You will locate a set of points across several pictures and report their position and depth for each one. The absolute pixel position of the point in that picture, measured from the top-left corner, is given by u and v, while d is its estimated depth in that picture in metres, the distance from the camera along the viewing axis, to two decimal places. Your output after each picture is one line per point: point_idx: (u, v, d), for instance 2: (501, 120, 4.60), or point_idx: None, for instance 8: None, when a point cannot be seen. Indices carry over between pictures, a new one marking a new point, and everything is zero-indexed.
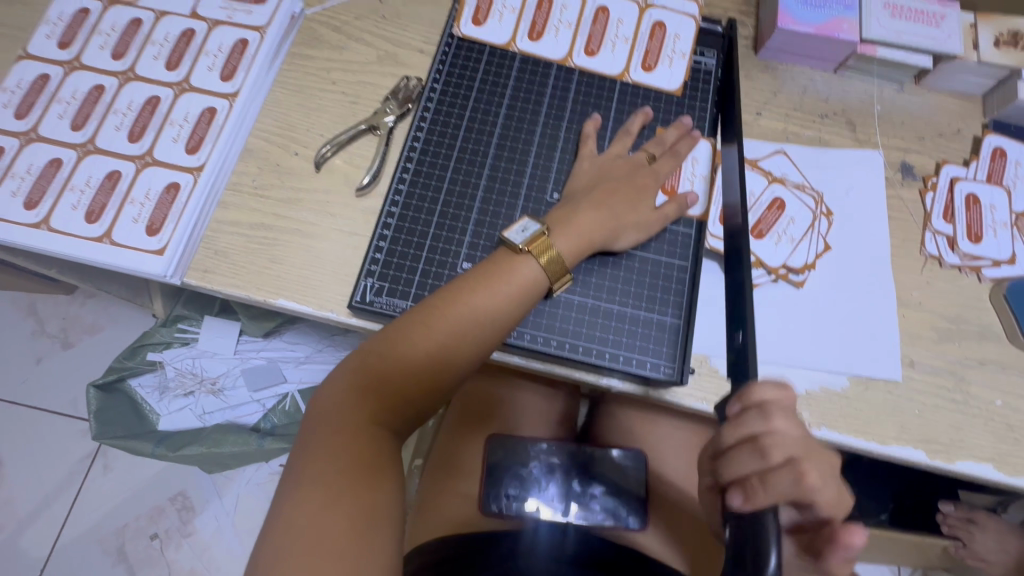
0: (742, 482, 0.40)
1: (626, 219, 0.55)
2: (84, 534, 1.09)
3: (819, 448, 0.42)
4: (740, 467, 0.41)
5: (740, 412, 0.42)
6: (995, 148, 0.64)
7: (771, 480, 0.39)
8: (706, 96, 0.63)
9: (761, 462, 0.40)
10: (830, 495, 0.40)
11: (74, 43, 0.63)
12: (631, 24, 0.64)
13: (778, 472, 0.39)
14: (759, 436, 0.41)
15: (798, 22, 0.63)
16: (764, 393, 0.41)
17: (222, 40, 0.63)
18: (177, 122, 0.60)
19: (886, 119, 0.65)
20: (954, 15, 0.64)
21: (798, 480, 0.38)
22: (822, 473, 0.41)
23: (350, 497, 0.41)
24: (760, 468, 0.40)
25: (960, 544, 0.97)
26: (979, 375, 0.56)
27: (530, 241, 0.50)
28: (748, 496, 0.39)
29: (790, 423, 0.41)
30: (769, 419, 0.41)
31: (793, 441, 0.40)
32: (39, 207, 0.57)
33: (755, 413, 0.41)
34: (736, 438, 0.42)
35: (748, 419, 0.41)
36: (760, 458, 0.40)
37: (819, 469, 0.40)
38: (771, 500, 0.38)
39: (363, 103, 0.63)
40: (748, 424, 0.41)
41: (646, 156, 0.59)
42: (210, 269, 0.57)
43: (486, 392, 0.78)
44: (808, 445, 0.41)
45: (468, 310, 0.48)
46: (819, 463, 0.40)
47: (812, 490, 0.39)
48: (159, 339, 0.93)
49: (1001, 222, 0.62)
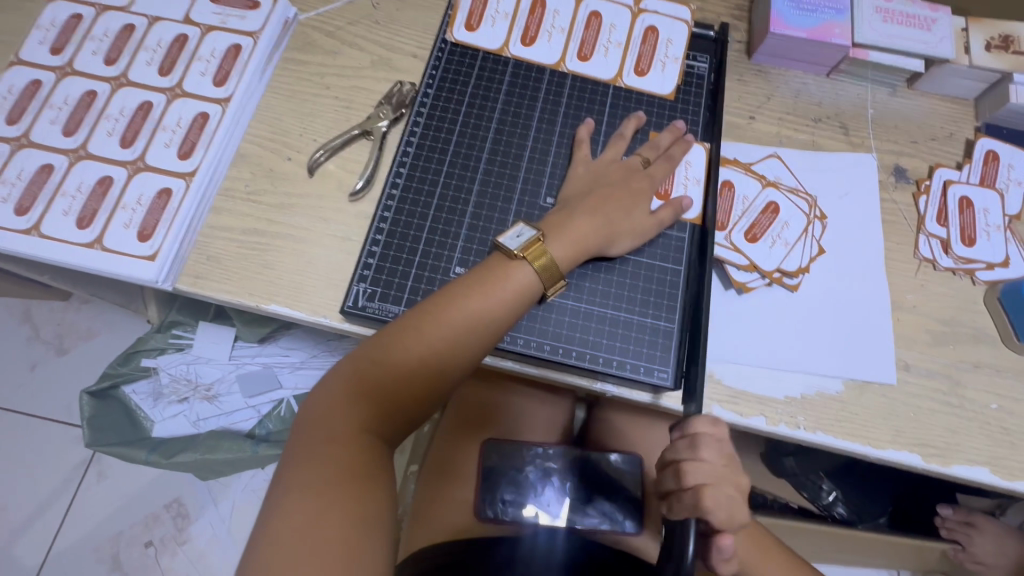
0: (671, 496, 0.49)
1: (623, 224, 0.55)
2: (78, 542, 1.08)
3: (737, 475, 0.49)
4: (670, 486, 0.48)
5: (681, 437, 0.48)
6: (988, 151, 0.64)
7: (684, 497, 0.47)
8: (699, 100, 0.63)
9: (680, 483, 0.47)
10: (729, 516, 0.47)
11: (66, 48, 0.63)
12: (624, 28, 0.65)
13: (692, 494, 0.46)
14: (683, 462, 0.47)
15: (791, 27, 0.63)
16: (696, 425, 0.47)
17: (215, 45, 0.63)
18: (170, 128, 0.60)
19: (879, 123, 0.65)
20: (946, 19, 0.64)
21: (703, 500, 0.46)
22: (735, 495, 0.48)
23: (344, 505, 0.41)
24: (680, 486, 0.47)
25: (958, 547, 0.97)
26: (974, 379, 0.56)
27: (525, 247, 0.50)
28: (670, 508, 0.48)
29: (714, 453, 0.47)
30: (697, 450, 0.47)
31: (713, 467, 0.47)
32: (30, 213, 0.56)
33: (685, 442, 0.48)
34: (670, 460, 0.49)
35: (679, 448, 0.48)
36: (678, 479, 0.47)
37: (722, 497, 0.47)
38: (684, 514, 0.46)
39: (356, 108, 0.63)
40: (677, 449, 0.48)
41: (640, 160, 0.59)
42: (203, 274, 0.56)
43: (482, 396, 0.77)
44: (726, 472, 0.48)
45: (463, 314, 0.47)
46: (724, 491, 0.47)
47: (717, 508, 0.46)
48: (153, 345, 0.93)
49: (995, 225, 0.62)
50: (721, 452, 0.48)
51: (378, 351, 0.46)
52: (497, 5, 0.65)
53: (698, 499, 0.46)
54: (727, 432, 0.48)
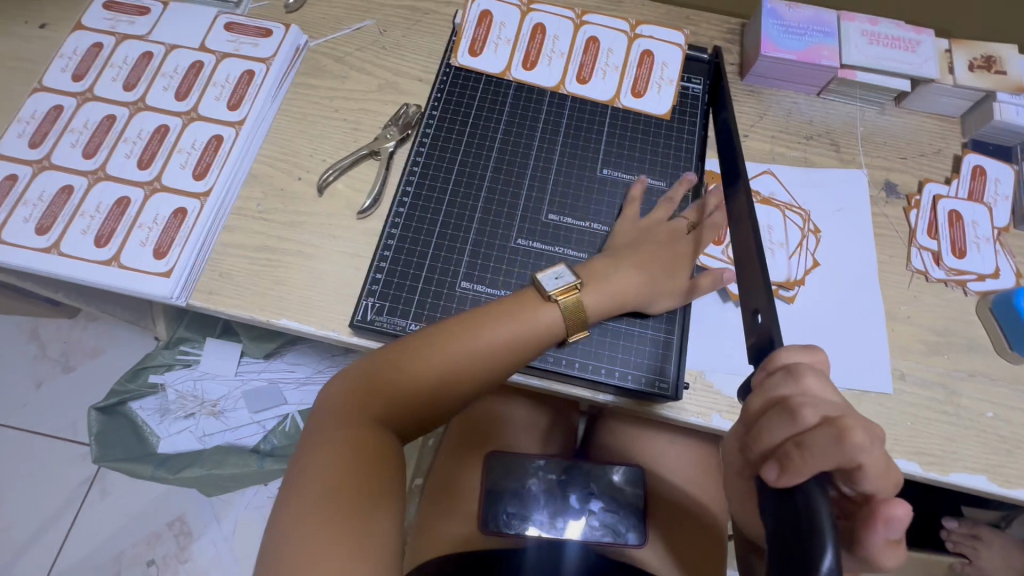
0: (780, 452, 0.34)
1: (654, 287, 0.55)
2: (81, 561, 1.08)
3: (866, 421, 0.35)
4: (772, 434, 0.35)
5: (766, 379, 0.38)
6: (975, 167, 0.66)
7: (809, 443, 0.33)
8: (695, 119, 0.65)
9: (795, 425, 0.35)
10: (885, 461, 0.33)
11: (87, 75, 0.66)
12: (621, 52, 0.67)
13: (812, 432, 0.33)
14: (790, 398, 0.36)
15: (781, 49, 0.66)
16: (789, 356, 0.39)
17: (229, 72, 0.66)
18: (185, 150, 0.62)
19: (869, 140, 0.68)
20: (930, 41, 0.67)
21: (845, 439, 0.32)
22: (879, 441, 0.34)
23: (356, 490, 0.44)
24: (795, 431, 0.34)
25: (966, 561, 0.98)
26: (969, 387, 0.57)
27: (561, 294, 0.52)
28: (785, 466, 0.33)
29: (825, 384, 0.36)
30: (800, 379, 0.36)
31: (827, 401, 0.35)
32: (50, 231, 0.58)
33: (782, 375, 0.37)
34: (764, 403, 0.37)
35: (776, 382, 0.37)
36: (792, 420, 0.35)
37: (869, 432, 0.33)
38: (815, 468, 0.32)
39: (363, 130, 0.65)
40: (775, 387, 0.37)
41: (686, 224, 0.60)
42: (215, 290, 0.58)
43: (485, 411, 0.79)
44: (848, 411, 0.35)
45: (489, 334, 0.50)
46: (865, 424, 0.34)
47: (862, 450, 0.32)
48: (161, 361, 0.94)
49: (984, 237, 0.63)
50: (831, 384, 0.37)
51: (406, 352, 0.49)
52: (499, 31, 0.68)
53: (822, 440, 0.32)
54: (826, 369, 0.38)
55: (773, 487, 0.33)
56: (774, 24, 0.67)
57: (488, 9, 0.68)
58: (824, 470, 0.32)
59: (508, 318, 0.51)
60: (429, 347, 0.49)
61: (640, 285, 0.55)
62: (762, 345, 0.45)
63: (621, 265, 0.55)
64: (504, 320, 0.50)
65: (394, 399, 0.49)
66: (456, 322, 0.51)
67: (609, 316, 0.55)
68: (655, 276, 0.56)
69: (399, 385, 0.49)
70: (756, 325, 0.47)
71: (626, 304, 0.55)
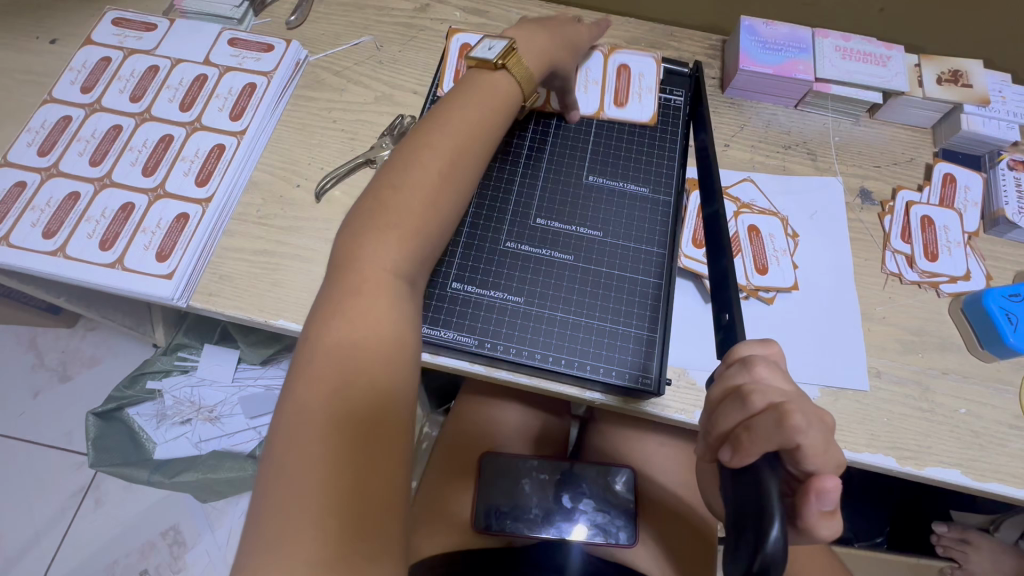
0: (733, 435, 0.36)
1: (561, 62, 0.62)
2: (73, 570, 1.08)
3: (814, 405, 0.37)
4: (728, 420, 0.37)
5: (724, 371, 0.40)
6: (945, 174, 0.69)
7: (756, 427, 0.35)
8: (676, 127, 0.68)
9: (746, 410, 0.36)
10: (825, 441, 0.34)
11: (95, 88, 0.68)
12: (597, 68, 0.70)
13: (759, 415, 0.35)
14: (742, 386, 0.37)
15: (758, 63, 0.69)
16: (744, 349, 0.40)
17: (232, 84, 0.69)
18: (188, 158, 0.65)
19: (844, 150, 0.71)
20: (899, 56, 0.70)
21: (785, 420, 0.33)
22: (826, 423, 0.35)
23: (353, 442, 0.40)
24: (745, 417, 0.36)
25: (955, 565, 0.97)
26: (942, 384, 0.59)
27: (503, 56, 0.57)
28: (736, 447, 0.35)
29: (776, 371, 0.37)
30: (752, 369, 0.38)
31: (775, 387, 0.36)
32: (56, 236, 0.61)
33: (737, 366, 0.39)
34: (722, 392, 0.39)
35: (731, 372, 0.39)
36: (742, 407, 0.36)
37: (810, 416, 0.34)
38: (760, 450, 0.34)
39: (360, 140, 0.68)
40: (731, 376, 0.38)
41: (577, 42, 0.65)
42: (215, 292, 0.60)
43: (478, 413, 0.81)
44: (797, 396, 0.36)
45: (379, 256, 0.47)
46: (808, 409, 0.35)
47: (801, 432, 0.33)
48: (159, 367, 0.96)
49: (955, 241, 0.66)
50: (784, 372, 0.38)
51: (311, 324, 0.45)
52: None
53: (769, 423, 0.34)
54: (779, 359, 0.40)
55: (728, 468, 0.35)
56: (751, 40, 0.71)
57: (465, 41, 0.71)
58: (771, 451, 0.34)
59: (393, 236, 0.47)
60: (331, 304, 0.45)
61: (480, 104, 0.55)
62: (729, 342, 0.47)
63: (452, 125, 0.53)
64: (387, 239, 0.47)
65: (335, 361, 0.43)
66: (333, 272, 0.47)
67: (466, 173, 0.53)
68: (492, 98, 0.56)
69: (328, 349, 0.43)
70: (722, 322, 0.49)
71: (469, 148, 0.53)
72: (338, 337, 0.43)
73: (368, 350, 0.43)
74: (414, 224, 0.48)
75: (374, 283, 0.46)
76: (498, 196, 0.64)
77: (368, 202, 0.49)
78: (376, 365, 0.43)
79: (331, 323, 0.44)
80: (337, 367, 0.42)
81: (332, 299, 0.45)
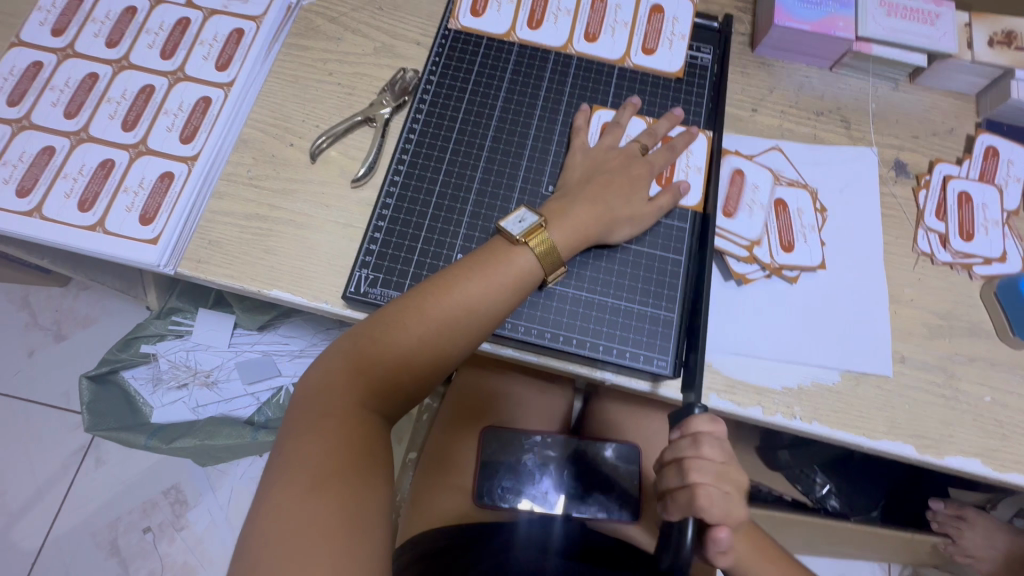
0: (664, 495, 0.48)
1: (622, 213, 0.55)
2: (77, 526, 1.09)
3: (736, 474, 0.47)
4: (670, 482, 0.48)
5: (680, 439, 0.47)
6: (987, 148, 0.64)
7: (682, 499, 0.46)
8: (702, 89, 0.63)
9: (685, 481, 0.46)
10: (731, 512, 0.47)
11: (68, 30, 0.62)
12: (698, 151, 0.61)
13: (689, 494, 0.46)
14: (687, 460, 0.46)
15: (795, 19, 0.63)
16: (695, 424, 0.46)
17: (217, 30, 0.63)
18: (172, 112, 0.60)
19: (880, 117, 0.66)
20: (950, 14, 0.64)
21: (701, 502, 0.45)
22: (734, 495, 0.47)
23: (336, 495, 0.41)
24: (683, 484, 0.46)
25: (949, 541, 0.92)
26: (969, 371, 0.57)
27: (528, 233, 0.51)
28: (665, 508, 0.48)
29: (717, 448, 0.46)
30: (700, 447, 0.46)
31: (719, 465, 0.46)
32: (31, 195, 0.56)
33: (688, 441, 0.47)
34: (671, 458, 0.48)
35: (683, 445, 0.47)
36: (683, 477, 0.46)
37: (719, 496, 0.46)
38: (680, 514, 0.46)
39: (358, 95, 0.63)
40: (681, 448, 0.47)
41: (639, 147, 0.59)
42: (204, 259, 0.56)
43: (480, 386, 0.77)
44: (723, 475, 0.46)
45: (412, 328, 0.47)
46: (721, 490, 0.46)
47: (713, 514, 0.45)
48: (153, 331, 0.92)
49: (993, 220, 0.62)
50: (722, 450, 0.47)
51: (323, 377, 0.46)
52: (565, 135, 0.61)
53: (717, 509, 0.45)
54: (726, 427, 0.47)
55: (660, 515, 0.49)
56: None
57: (552, 113, 0.62)
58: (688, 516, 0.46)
59: (411, 324, 0.47)
60: (290, 446, 0.43)
61: (494, 293, 0.49)
62: (689, 382, 0.51)
63: (446, 300, 0.47)
64: (423, 317, 0.47)
65: (295, 506, 0.40)
66: (364, 330, 0.47)
67: (522, 293, 0.50)
68: (508, 286, 0.49)
69: (285, 494, 0.40)
70: (694, 412, 0.47)
71: (459, 321, 0.48)
72: (296, 481, 0.41)
73: (311, 480, 0.41)
74: (436, 312, 0.47)
75: (334, 430, 0.44)
76: (548, 181, 0.59)
77: (428, 287, 0.48)
78: (342, 506, 0.41)
79: (288, 465, 0.42)
80: (294, 512, 0.40)
81: (290, 442, 0.43)
